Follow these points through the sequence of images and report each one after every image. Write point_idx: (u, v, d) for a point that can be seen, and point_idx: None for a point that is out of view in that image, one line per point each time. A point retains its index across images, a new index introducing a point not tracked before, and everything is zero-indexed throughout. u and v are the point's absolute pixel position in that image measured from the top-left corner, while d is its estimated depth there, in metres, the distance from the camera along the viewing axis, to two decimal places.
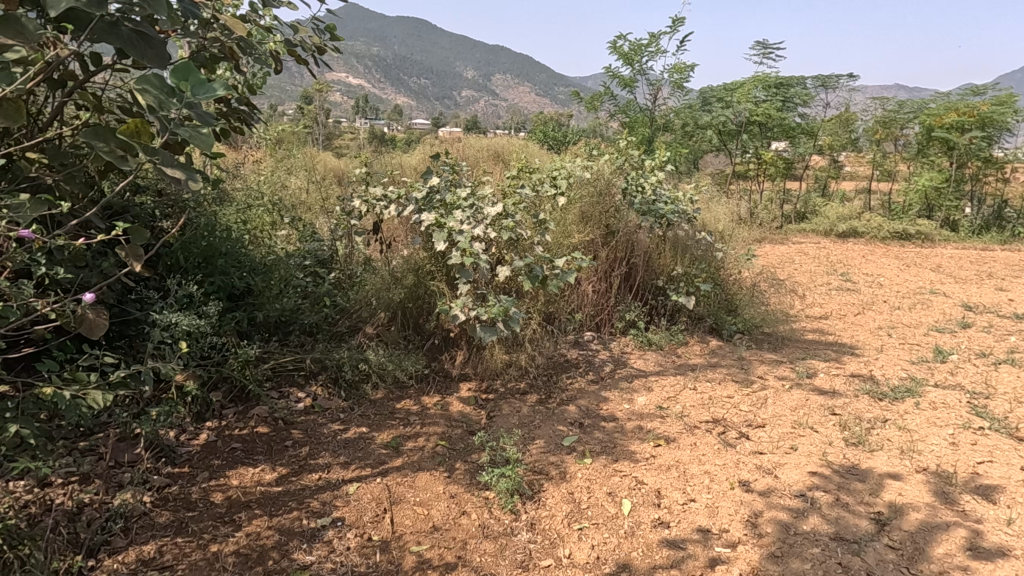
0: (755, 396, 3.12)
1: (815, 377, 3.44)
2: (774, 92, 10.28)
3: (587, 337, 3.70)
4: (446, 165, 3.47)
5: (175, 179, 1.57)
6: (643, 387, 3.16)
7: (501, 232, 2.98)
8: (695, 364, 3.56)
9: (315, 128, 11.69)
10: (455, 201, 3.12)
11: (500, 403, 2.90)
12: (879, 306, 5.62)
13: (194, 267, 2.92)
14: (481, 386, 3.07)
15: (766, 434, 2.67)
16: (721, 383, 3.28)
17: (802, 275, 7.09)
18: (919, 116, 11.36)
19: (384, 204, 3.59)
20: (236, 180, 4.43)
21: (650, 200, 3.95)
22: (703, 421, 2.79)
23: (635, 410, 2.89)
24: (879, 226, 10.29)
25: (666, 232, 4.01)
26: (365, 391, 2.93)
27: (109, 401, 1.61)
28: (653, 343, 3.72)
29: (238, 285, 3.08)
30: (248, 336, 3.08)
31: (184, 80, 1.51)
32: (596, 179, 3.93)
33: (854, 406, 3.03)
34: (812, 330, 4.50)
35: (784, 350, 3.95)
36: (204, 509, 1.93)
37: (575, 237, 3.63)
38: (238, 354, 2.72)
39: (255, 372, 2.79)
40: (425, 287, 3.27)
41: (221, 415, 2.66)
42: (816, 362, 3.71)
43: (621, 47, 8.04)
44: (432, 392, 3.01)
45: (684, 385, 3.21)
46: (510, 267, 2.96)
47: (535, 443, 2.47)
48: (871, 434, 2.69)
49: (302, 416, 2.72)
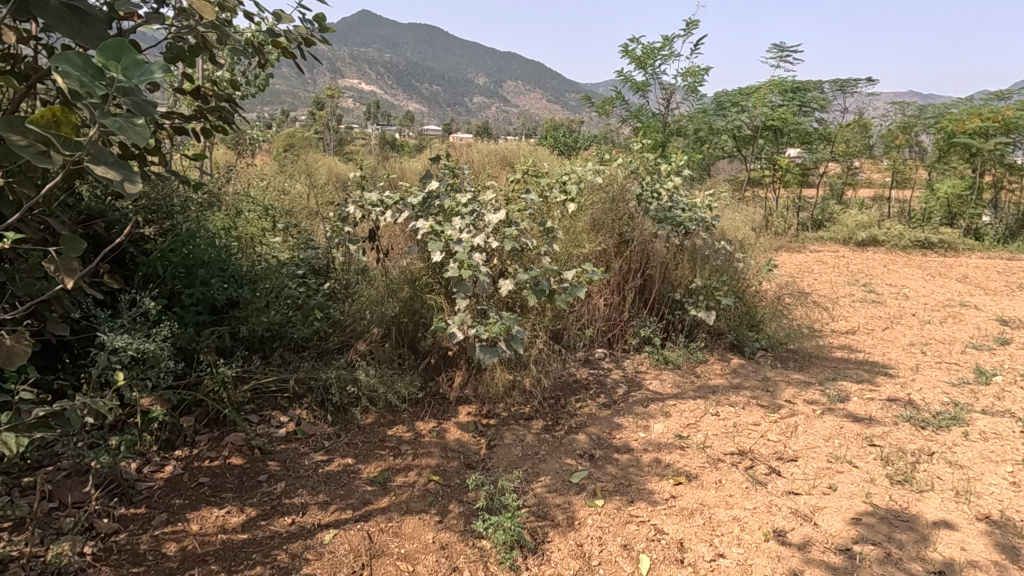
0: (783, 424, 2.83)
1: (848, 401, 3.14)
2: (791, 97, 9.95)
3: (598, 355, 3.42)
4: (447, 169, 3.21)
5: (110, 180, 1.34)
6: (660, 412, 2.87)
7: (504, 242, 2.72)
8: (716, 386, 3.27)
9: (326, 134, 11.45)
10: (454, 207, 2.86)
11: (502, 430, 2.63)
12: (908, 320, 5.30)
13: (170, 279, 2.70)
14: (481, 410, 2.79)
15: (799, 470, 2.38)
16: (746, 409, 2.99)
17: (824, 286, 6.77)
18: (939, 123, 11.17)
19: (379, 210, 3.33)
20: (227, 185, 4.20)
21: (667, 207, 3.70)
22: (728, 453, 2.51)
23: (651, 439, 2.61)
24: (900, 234, 9.95)
25: (683, 241, 3.74)
26: (354, 416, 2.67)
27: (25, 446, 1.42)
28: (670, 361, 3.44)
29: (221, 296, 2.86)
30: (230, 352, 2.84)
31: (115, 60, 1.26)
32: (608, 185, 3.67)
33: (895, 436, 2.73)
34: (840, 347, 4.20)
35: (811, 369, 3.65)
36: (152, 564, 1.69)
37: (586, 246, 3.36)
38: (214, 374, 2.48)
39: (234, 393, 2.55)
40: (422, 300, 2.99)
41: (193, 442, 2.41)
42: (847, 383, 3.41)
43: (634, 50, 7.81)
44: (427, 417, 2.74)
45: (705, 411, 2.92)
46: (514, 280, 2.67)
47: (539, 480, 2.20)
48: (918, 471, 2.40)
49: (282, 444, 2.46)
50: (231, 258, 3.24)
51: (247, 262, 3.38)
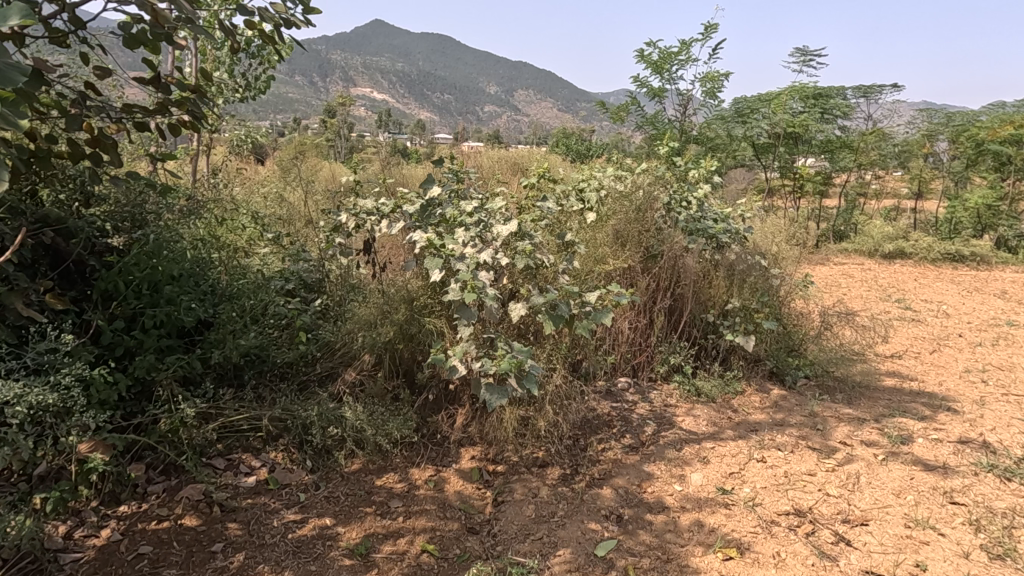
0: (842, 473, 2.40)
1: (914, 444, 2.70)
2: (813, 103, 9.31)
3: (621, 386, 3.01)
4: (451, 172, 2.82)
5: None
6: (696, 457, 2.46)
7: (516, 258, 2.33)
8: (758, 423, 2.84)
9: (331, 141, 11.04)
10: (458, 216, 2.47)
11: (511, 481, 2.23)
12: (956, 342, 4.84)
13: (131, 294, 2.37)
14: (486, 454, 2.39)
15: (874, 540, 1.97)
16: (796, 452, 2.57)
17: (856, 301, 6.33)
18: (968, 130, 10.70)
19: (374, 219, 2.89)
20: (213, 190, 3.83)
21: (697, 218, 3.30)
22: (783, 513, 2.10)
23: (689, 494, 2.20)
24: (928, 246, 9.45)
25: (716, 257, 3.33)
26: (337, 462, 2.27)
27: None
28: (703, 393, 3.03)
29: (190, 317, 2.49)
30: (199, 382, 2.47)
31: None
32: (633, 192, 3.26)
33: (979, 491, 2.30)
34: (889, 374, 3.76)
35: (863, 402, 3.20)
36: None
37: (609, 262, 2.96)
38: (172, 413, 2.11)
39: (196, 434, 2.18)
40: (420, 324, 2.56)
41: (143, 495, 2.04)
42: (907, 420, 2.97)
43: (650, 54, 7.43)
44: (423, 462, 2.34)
45: (749, 456, 2.50)
46: (526, 303, 2.26)
47: (557, 554, 1.83)
48: (1019, 541, 1.98)
49: (249, 498, 2.08)
50: (208, 273, 2.87)
51: (228, 275, 2.99)
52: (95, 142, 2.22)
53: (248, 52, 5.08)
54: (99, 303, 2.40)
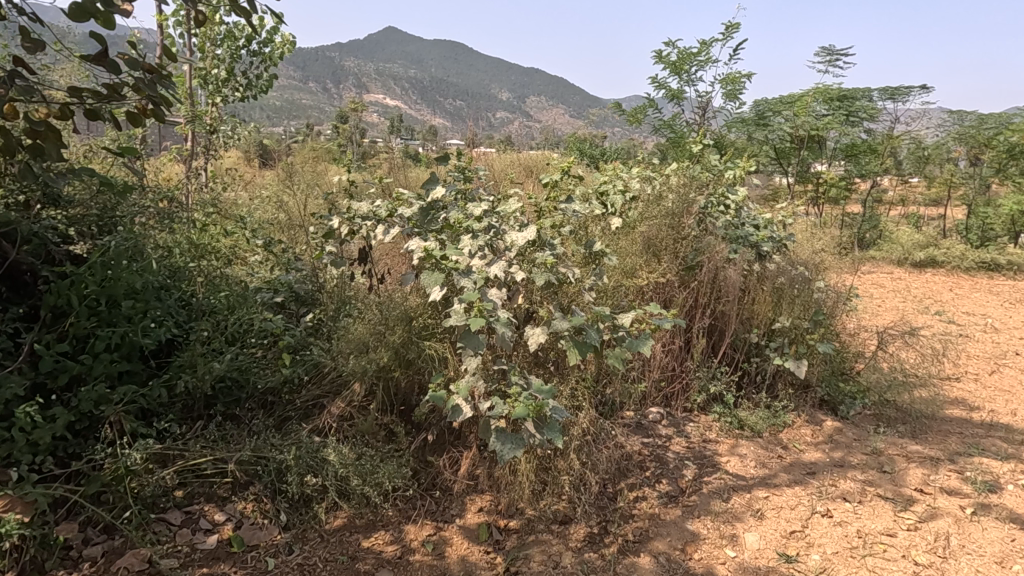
0: (927, 534, 1.98)
1: (1004, 493, 2.27)
2: (838, 106, 8.72)
3: (652, 418, 2.62)
4: (460, 172, 2.49)
5: None
6: (749, 509, 2.06)
7: (534, 272, 1.93)
8: (814, 463, 2.43)
9: None
10: (465, 222, 2.10)
11: (526, 543, 1.85)
12: (1015, 361, 4.39)
13: (83, 311, 1.99)
14: (496, 506, 2.00)
15: None
16: (866, 502, 2.16)
17: (895, 315, 5.88)
18: (1001, 133, 10.19)
19: (371, 224, 2.50)
20: (198, 194, 3.47)
21: (736, 224, 2.94)
22: None
23: (745, 563, 1.80)
24: (961, 254, 8.95)
25: (761, 269, 2.92)
26: (316, 518, 1.88)
27: None
28: (747, 426, 2.63)
29: (152, 338, 2.10)
30: (159, 414, 2.08)
31: None
32: (666, 196, 2.86)
33: None
34: (953, 401, 3.33)
35: (931, 437, 2.77)
36: None
37: (641, 276, 2.57)
38: (116, 459, 1.73)
39: (146, 485, 1.79)
40: (419, 349, 2.18)
41: (74, 564, 1.66)
42: (989, 461, 2.54)
43: (666, 54, 7.03)
44: (421, 517, 1.95)
45: (812, 508, 2.09)
46: (545, 328, 1.87)
47: None
48: None
49: (204, 567, 1.70)
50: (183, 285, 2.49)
51: (205, 287, 2.60)
52: (31, 130, 1.84)
53: (245, 48, 4.72)
54: (46, 321, 2.02)
